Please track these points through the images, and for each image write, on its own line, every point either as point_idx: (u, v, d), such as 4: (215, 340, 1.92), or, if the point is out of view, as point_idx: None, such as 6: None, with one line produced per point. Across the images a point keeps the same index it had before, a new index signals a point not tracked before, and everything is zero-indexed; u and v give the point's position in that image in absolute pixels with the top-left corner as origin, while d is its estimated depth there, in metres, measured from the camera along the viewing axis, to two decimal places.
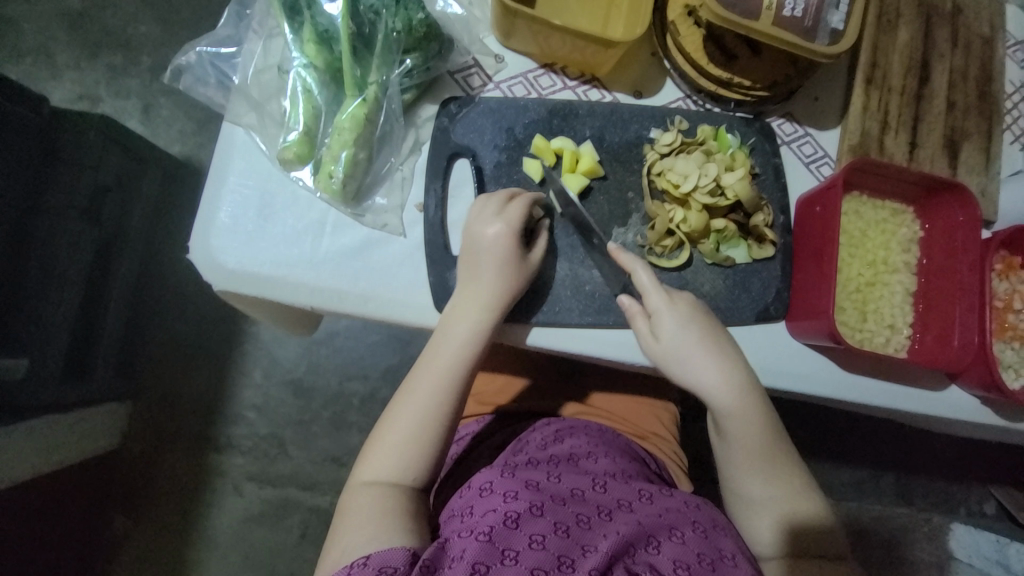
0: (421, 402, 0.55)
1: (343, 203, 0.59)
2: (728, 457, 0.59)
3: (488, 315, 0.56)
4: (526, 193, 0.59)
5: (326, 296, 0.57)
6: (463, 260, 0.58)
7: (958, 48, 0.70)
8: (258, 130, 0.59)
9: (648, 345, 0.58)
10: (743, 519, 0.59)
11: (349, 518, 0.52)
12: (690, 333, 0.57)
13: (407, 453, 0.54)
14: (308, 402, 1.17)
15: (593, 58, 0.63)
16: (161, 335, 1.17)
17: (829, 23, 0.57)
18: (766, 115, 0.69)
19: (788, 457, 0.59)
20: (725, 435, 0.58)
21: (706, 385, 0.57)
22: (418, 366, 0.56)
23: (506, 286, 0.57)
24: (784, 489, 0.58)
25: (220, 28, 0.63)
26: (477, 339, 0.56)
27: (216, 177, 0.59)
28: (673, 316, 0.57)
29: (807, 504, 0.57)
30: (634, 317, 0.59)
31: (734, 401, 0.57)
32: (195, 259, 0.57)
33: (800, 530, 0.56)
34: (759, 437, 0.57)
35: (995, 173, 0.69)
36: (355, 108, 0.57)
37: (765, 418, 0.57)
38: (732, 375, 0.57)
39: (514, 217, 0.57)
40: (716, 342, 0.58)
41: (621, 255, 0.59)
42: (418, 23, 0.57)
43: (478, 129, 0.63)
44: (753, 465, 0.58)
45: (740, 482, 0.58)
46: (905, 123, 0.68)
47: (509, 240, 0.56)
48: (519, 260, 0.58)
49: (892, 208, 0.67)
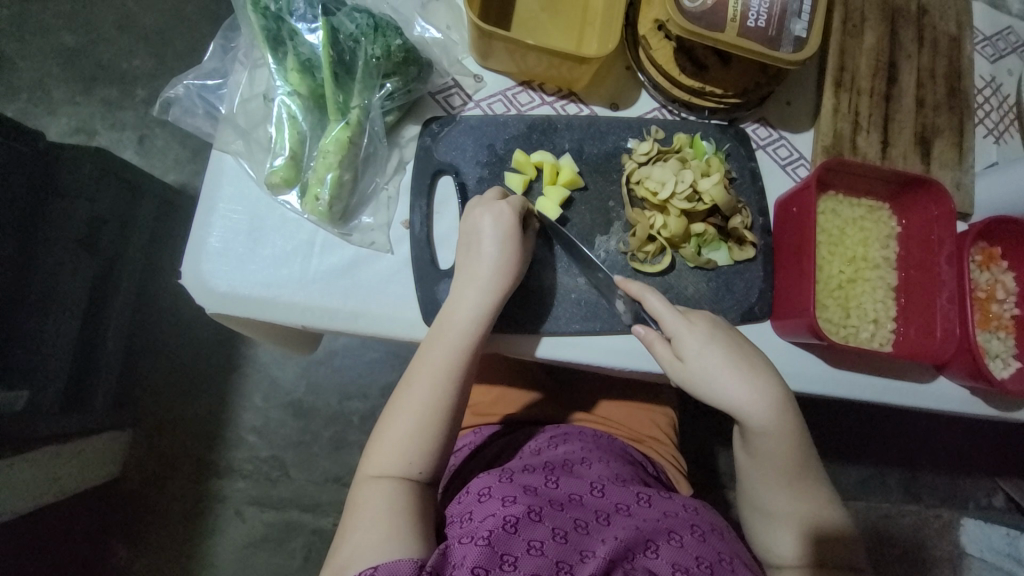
0: (422, 400, 0.55)
1: (331, 224, 0.60)
2: (757, 474, 0.59)
3: (474, 329, 0.57)
4: (518, 198, 0.60)
5: (316, 313, 0.58)
6: (463, 247, 0.59)
7: (925, 47, 0.73)
8: (246, 156, 0.60)
9: (673, 368, 0.58)
10: (760, 527, 0.60)
11: (360, 512, 0.52)
12: (715, 354, 0.57)
13: (412, 448, 0.54)
14: (309, 423, 1.18)
15: (568, 74, 0.65)
16: (161, 362, 1.18)
17: (792, 31, 0.59)
18: (740, 121, 0.71)
19: (813, 468, 0.59)
20: (756, 452, 0.58)
21: (739, 403, 0.56)
22: (420, 357, 0.57)
23: (507, 271, 0.58)
24: (811, 504, 0.58)
25: (206, 61, 0.65)
26: (478, 328, 0.57)
27: (205, 203, 0.60)
28: (695, 337, 0.57)
29: (833, 518, 0.58)
30: (652, 343, 0.59)
31: (766, 420, 0.56)
32: (187, 284, 0.58)
33: (825, 543, 0.57)
34: (789, 455, 0.57)
35: (968, 167, 0.71)
36: (339, 132, 0.59)
37: (795, 434, 0.57)
38: (764, 391, 0.56)
39: (516, 209, 0.58)
40: (739, 360, 0.57)
41: (631, 285, 0.60)
42: (396, 49, 0.59)
43: (459, 146, 0.64)
44: (780, 482, 0.58)
45: (765, 498, 0.59)
46: (876, 123, 0.70)
47: (513, 224, 0.57)
48: (520, 247, 0.58)
49: (869, 205, 0.69)
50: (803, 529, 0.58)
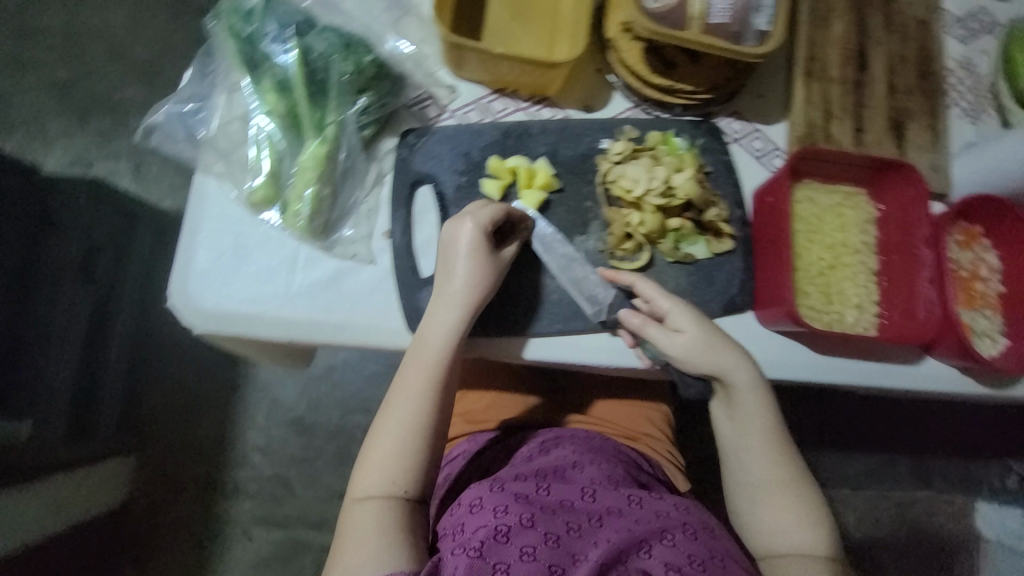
0: (402, 418, 0.56)
1: (313, 239, 0.61)
2: (740, 444, 0.62)
3: (451, 339, 0.57)
4: (494, 206, 0.60)
5: (300, 327, 0.59)
6: (441, 260, 0.60)
7: (893, 34, 0.74)
8: (226, 178, 0.62)
9: (663, 341, 0.60)
10: (744, 501, 0.62)
11: (352, 533, 0.53)
12: (701, 324, 0.60)
13: (395, 466, 0.55)
14: (312, 439, 1.19)
15: (540, 80, 0.66)
16: (162, 386, 1.19)
17: (754, 26, 0.61)
18: (713, 116, 0.72)
19: (788, 441, 0.63)
20: (739, 419, 0.62)
21: (724, 368, 0.60)
22: (400, 374, 0.57)
23: (482, 281, 0.58)
24: (788, 477, 0.61)
25: (184, 87, 0.66)
26: (456, 338, 0.58)
27: (188, 227, 0.61)
28: (683, 312, 0.60)
29: (809, 495, 0.61)
30: (642, 320, 0.61)
31: (748, 384, 0.60)
32: (173, 306, 0.59)
33: (805, 517, 0.59)
34: (766, 424, 0.61)
35: (942, 148, 0.72)
36: (315, 148, 0.61)
37: (772, 405, 0.61)
38: (745, 361, 0.60)
39: (487, 218, 0.59)
40: (720, 335, 0.60)
41: (620, 275, 0.62)
42: (368, 65, 0.62)
43: (436, 156, 0.65)
44: (761, 450, 0.61)
45: (749, 468, 0.62)
46: (849, 110, 0.71)
47: (481, 237, 0.58)
48: (493, 258, 0.59)
49: (846, 191, 0.69)
50: (788, 502, 0.60)
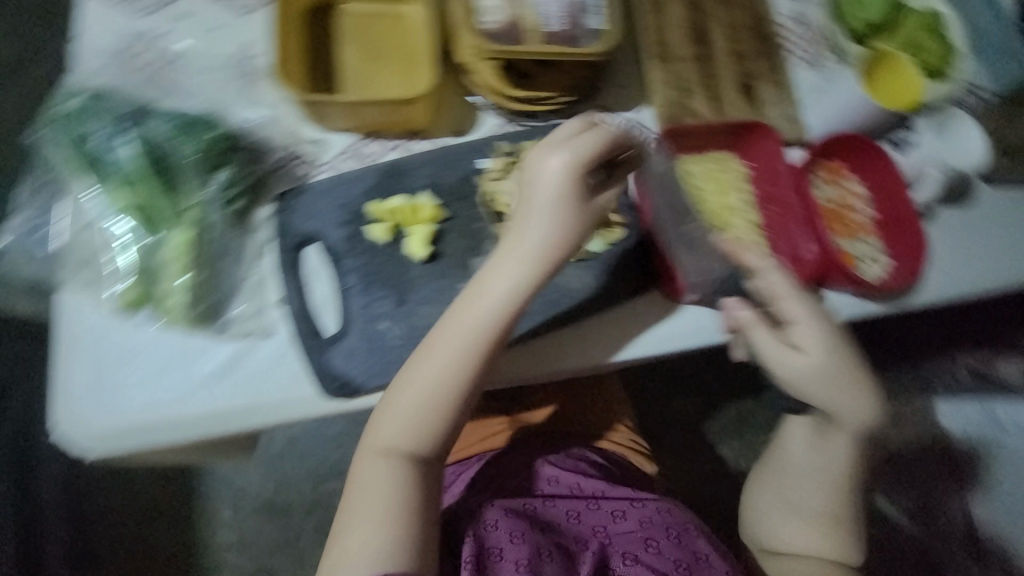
0: (440, 377, 0.54)
1: (201, 326, 0.59)
2: (814, 473, 0.68)
3: (518, 290, 0.55)
4: (604, 133, 0.56)
5: (207, 421, 0.57)
6: (520, 190, 0.56)
7: (726, 5, 0.79)
8: (87, 289, 0.58)
9: (774, 354, 0.63)
10: (778, 513, 0.70)
11: (363, 489, 0.53)
12: (825, 351, 0.62)
13: (421, 426, 0.54)
14: (288, 521, 1.12)
15: (405, 117, 0.67)
16: (110, 512, 1.10)
17: (588, 26, 0.64)
18: (582, 115, 0.74)
19: (856, 487, 0.68)
20: (829, 446, 0.67)
21: (830, 401, 0.63)
22: (453, 314, 0.55)
23: (561, 234, 0.55)
24: (838, 513, 0.67)
25: (21, 210, 0.63)
26: (520, 295, 0.55)
27: (62, 348, 0.57)
28: (810, 330, 0.62)
29: (852, 535, 0.68)
30: (756, 328, 0.63)
31: (852, 422, 0.64)
32: (63, 437, 0.55)
33: (838, 544, 0.67)
34: (844, 465, 0.67)
35: (793, 99, 0.77)
36: (177, 235, 0.60)
37: (865, 444, 0.66)
38: (866, 403, 0.63)
39: (582, 156, 0.54)
40: (851, 375, 0.62)
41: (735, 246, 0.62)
42: (214, 142, 0.62)
43: (316, 213, 0.64)
44: (826, 483, 0.67)
45: (805, 493, 0.68)
46: (702, 83, 0.76)
47: (575, 180, 0.54)
48: (580, 204, 0.56)
49: (717, 158, 0.73)
50: (829, 533, 0.67)
